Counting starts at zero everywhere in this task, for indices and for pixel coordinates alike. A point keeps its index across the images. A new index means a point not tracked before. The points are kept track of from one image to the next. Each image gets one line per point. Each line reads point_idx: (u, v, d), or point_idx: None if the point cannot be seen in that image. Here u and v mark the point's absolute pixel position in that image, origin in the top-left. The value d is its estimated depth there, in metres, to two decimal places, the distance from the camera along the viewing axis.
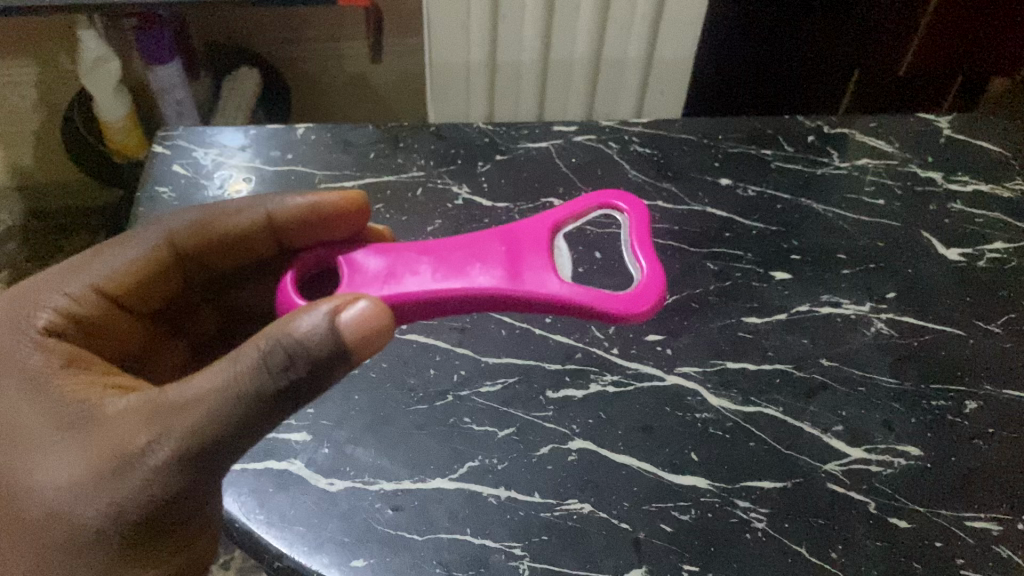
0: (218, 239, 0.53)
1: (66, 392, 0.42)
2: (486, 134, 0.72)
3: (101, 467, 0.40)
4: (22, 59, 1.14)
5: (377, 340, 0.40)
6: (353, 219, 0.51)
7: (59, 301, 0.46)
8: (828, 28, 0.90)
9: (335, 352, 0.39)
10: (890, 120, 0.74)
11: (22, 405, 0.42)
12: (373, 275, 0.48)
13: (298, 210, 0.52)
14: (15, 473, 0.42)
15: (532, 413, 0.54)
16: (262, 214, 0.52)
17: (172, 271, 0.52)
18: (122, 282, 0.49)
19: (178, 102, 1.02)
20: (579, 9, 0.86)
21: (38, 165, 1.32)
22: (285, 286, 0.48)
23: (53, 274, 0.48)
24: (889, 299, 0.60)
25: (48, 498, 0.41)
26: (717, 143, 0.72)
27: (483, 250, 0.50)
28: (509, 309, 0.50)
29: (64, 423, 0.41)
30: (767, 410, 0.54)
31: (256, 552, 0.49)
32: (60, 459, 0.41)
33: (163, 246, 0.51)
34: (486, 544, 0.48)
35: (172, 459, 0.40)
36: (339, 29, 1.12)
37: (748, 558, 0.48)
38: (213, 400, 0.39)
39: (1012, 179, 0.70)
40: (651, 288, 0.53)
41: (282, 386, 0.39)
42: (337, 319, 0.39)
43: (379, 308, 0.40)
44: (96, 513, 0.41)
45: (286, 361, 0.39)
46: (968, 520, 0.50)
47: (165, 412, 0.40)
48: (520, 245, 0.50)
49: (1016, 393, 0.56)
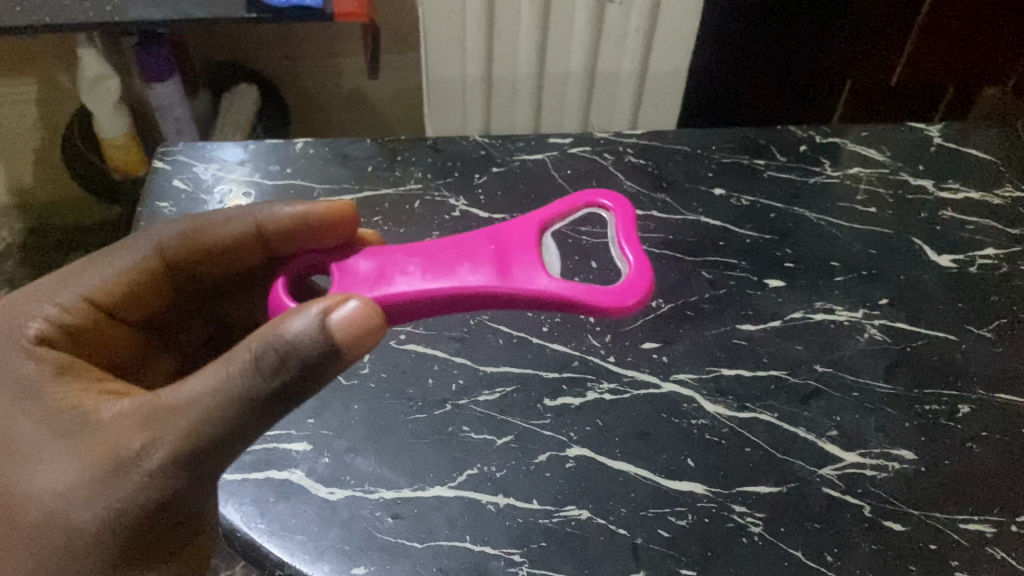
0: (206, 248, 0.54)
1: (61, 398, 0.43)
2: (482, 147, 0.73)
3: (98, 470, 0.41)
4: (23, 77, 1.16)
5: (369, 339, 0.40)
6: (346, 227, 0.51)
7: (50, 311, 0.47)
8: (821, 39, 0.92)
9: (325, 354, 0.39)
10: (882, 129, 0.75)
11: (17, 414, 0.43)
12: (364, 277, 0.48)
13: (286, 218, 0.52)
14: (12, 480, 0.42)
15: (529, 421, 0.54)
16: (251, 223, 0.53)
17: (162, 280, 0.53)
18: (111, 292, 0.50)
19: (178, 119, 1.03)
20: (573, 24, 0.87)
21: (37, 182, 1.32)
22: (276, 289, 0.48)
23: (45, 285, 0.49)
24: (881, 305, 0.61)
25: (47, 501, 0.41)
26: (710, 153, 0.72)
27: (472, 250, 0.50)
28: (501, 307, 0.51)
29: (60, 429, 0.42)
30: (762, 416, 0.55)
31: (256, 561, 0.49)
32: (57, 463, 0.41)
33: (152, 257, 0.52)
34: (485, 551, 0.49)
35: (169, 463, 0.40)
36: (336, 46, 1.13)
37: (746, 563, 0.49)
38: (207, 402, 0.40)
39: (1003, 187, 0.71)
40: (641, 280, 0.53)
41: (274, 387, 0.39)
42: (327, 321, 0.39)
43: (369, 308, 0.40)
44: (96, 515, 0.41)
45: (276, 363, 0.39)
46: (962, 522, 0.51)
47: (160, 416, 0.40)
48: (507, 244, 0.51)
49: (1008, 397, 0.57)
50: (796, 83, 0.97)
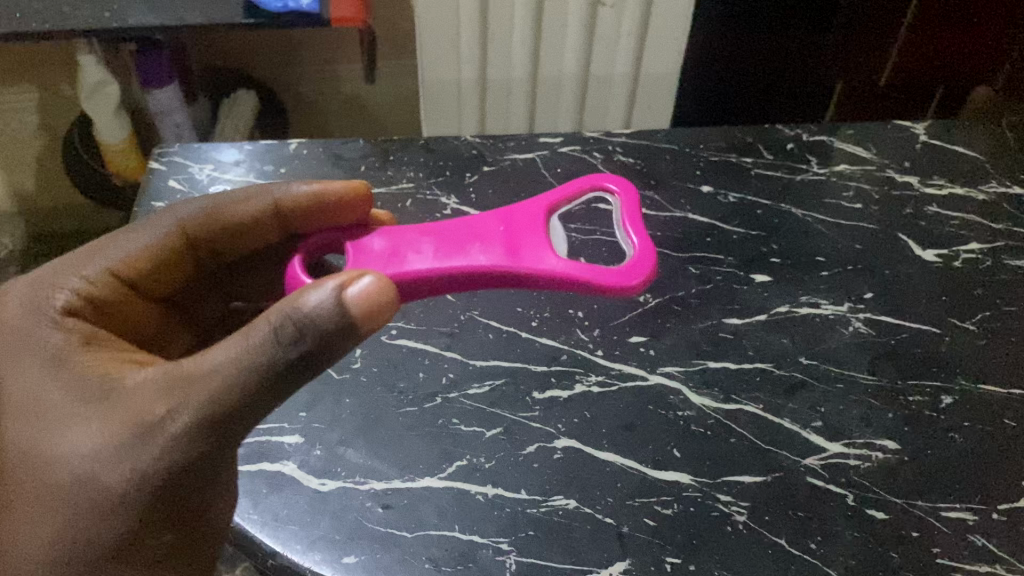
0: (227, 225, 0.54)
1: (88, 366, 0.44)
2: (473, 147, 0.74)
3: (125, 434, 0.42)
4: (23, 85, 1.17)
5: (385, 315, 0.41)
6: (361, 207, 0.54)
7: (76, 283, 0.48)
8: (811, 40, 0.93)
9: (343, 327, 0.41)
10: (869, 128, 0.76)
11: (45, 381, 0.44)
12: (378, 255, 0.52)
13: (303, 197, 0.54)
14: (40, 445, 0.43)
15: (518, 414, 0.55)
16: (270, 202, 0.54)
17: (184, 256, 0.54)
18: (135, 265, 0.50)
19: (177, 124, 1.05)
20: (566, 27, 0.88)
21: (38, 189, 1.34)
22: (294, 270, 0.51)
23: (69, 259, 0.49)
24: (866, 299, 0.62)
25: (74, 465, 0.42)
26: (699, 152, 0.73)
27: (482, 230, 0.54)
28: (508, 284, 0.54)
29: (87, 395, 0.43)
30: (747, 408, 0.56)
31: (249, 550, 0.50)
32: (84, 429, 0.42)
33: (176, 233, 0.52)
34: (474, 540, 0.49)
35: (190, 429, 0.41)
36: (333, 51, 1.15)
37: (730, 551, 0.49)
38: (232, 370, 0.41)
39: (987, 183, 0.72)
40: (643, 263, 0.56)
41: (293, 359, 0.41)
42: (344, 295, 0.40)
43: (383, 285, 0.41)
44: (121, 478, 0.42)
45: (295, 335, 0.40)
46: (943, 510, 0.51)
47: (184, 384, 0.41)
48: (516, 225, 0.55)
49: (990, 387, 0.57)
50: (787, 85, 0.98)
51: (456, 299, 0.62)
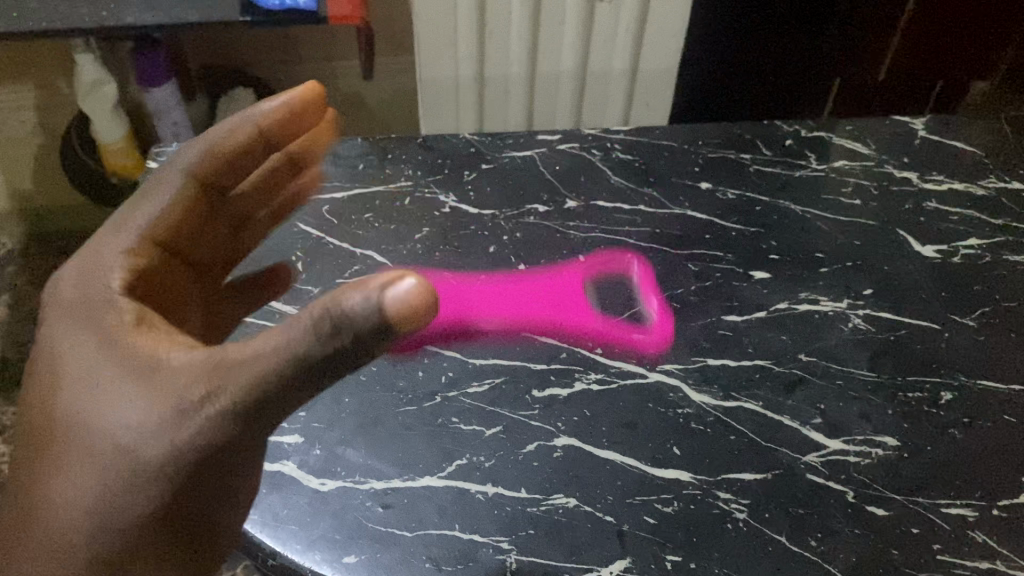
0: (224, 159, 0.54)
1: (139, 343, 0.44)
2: (471, 145, 0.73)
3: (168, 411, 0.42)
4: (22, 85, 1.17)
5: (424, 319, 0.38)
6: (314, 103, 0.58)
7: (119, 259, 0.48)
8: (810, 35, 0.92)
9: (380, 329, 0.38)
10: (868, 123, 0.76)
11: (97, 353, 0.44)
12: None
13: (275, 110, 0.55)
14: (89, 412, 0.44)
15: (517, 412, 0.55)
16: (251, 125, 0.55)
17: (198, 206, 0.54)
18: (163, 230, 0.51)
19: (174, 123, 1.04)
20: (564, 25, 0.88)
21: (37, 188, 1.34)
22: None
23: (106, 232, 0.50)
24: (866, 295, 0.62)
25: (118, 434, 0.43)
26: (697, 148, 0.73)
27: (524, 305, 0.61)
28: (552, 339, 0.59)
29: (137, 371, 0.43)
30: (747, 405, 0.55)
31: (249, 550, 0.50)
32: (132, 400, 0.43)
33: (185, 182, 0.53)
34: (474, 539, 0.49)
35: (227, 413, 0.41)
36: (330, 49, 1.15)
37: (730, 548, 0.49)
38: (272, 358, 0.40)
39: (985, 178, 0.71)
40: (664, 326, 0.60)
41: (330, 351, 0.39)
42: (385, 295, 0.38)
43: (426, 287, 0.38)
44: (161, 451, 0.42)
45: (332, 327, 0.39)
46: (943, 507, 0.51)
47: (226, 367, 0.41)
48: (555, 297, 0.62)
49: (990, 383, 0.57)
50: (785, 81, 0.98)
51: (455, 297, 0.62)
